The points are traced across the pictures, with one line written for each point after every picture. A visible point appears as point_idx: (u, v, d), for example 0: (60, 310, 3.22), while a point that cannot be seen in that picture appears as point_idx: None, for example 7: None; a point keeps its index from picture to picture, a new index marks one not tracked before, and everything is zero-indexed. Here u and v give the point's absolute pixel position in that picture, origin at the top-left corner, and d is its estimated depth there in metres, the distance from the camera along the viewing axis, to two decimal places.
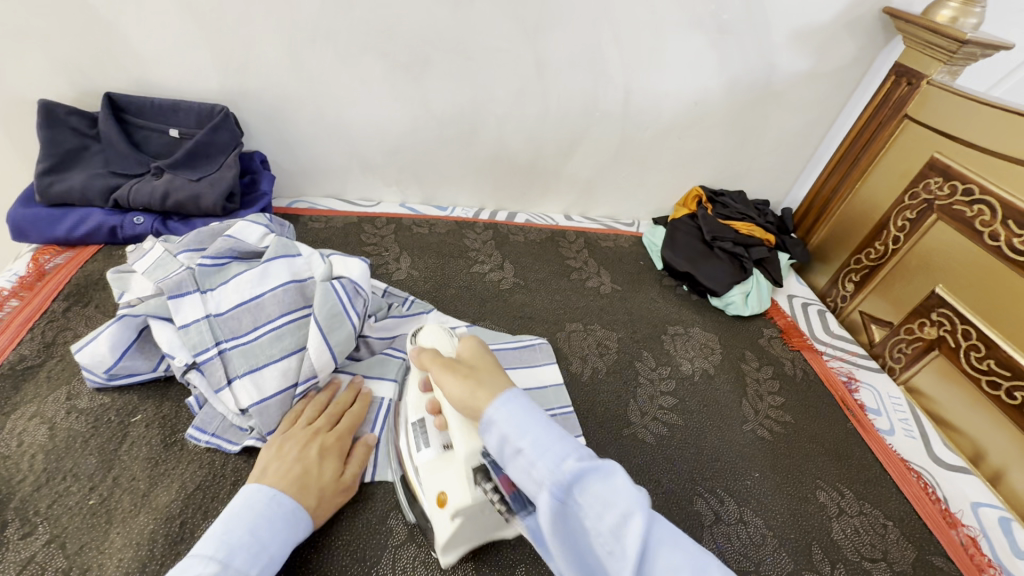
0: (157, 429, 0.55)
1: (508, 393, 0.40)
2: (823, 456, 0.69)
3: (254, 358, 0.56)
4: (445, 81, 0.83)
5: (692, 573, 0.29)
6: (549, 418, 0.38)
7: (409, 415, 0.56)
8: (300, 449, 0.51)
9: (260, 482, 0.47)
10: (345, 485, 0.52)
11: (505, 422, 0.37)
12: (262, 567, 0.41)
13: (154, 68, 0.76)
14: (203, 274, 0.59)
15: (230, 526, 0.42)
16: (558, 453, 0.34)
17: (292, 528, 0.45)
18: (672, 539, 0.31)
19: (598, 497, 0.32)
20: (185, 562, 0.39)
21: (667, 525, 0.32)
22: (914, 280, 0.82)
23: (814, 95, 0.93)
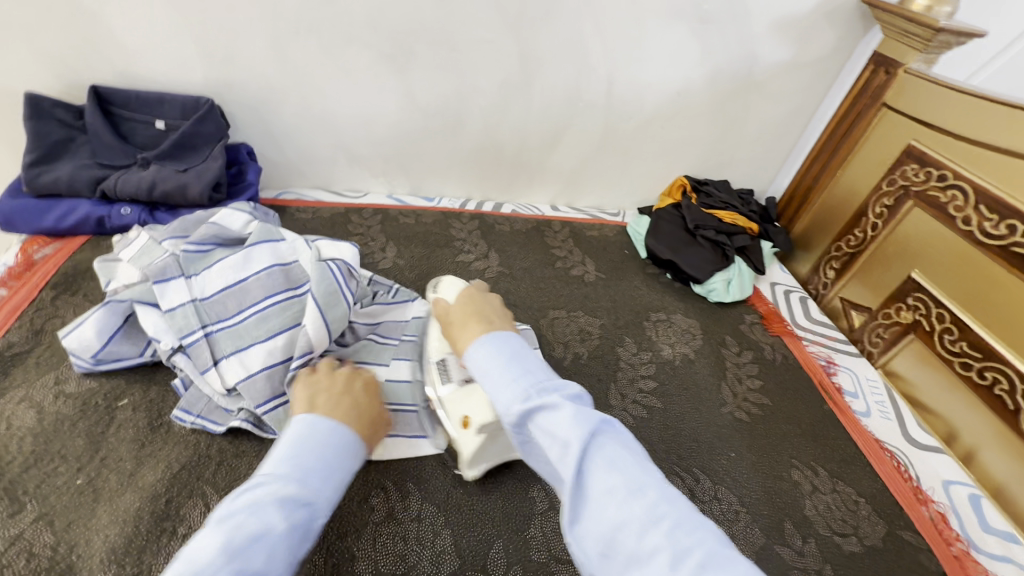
0: (144, 413, 0.56)
1: (487, 340, 0.48)
2: (799, 436, 0.70)
3: (239, 339, 0.58)
4: (429, 72, 0.84)
5: (618, 484, 0.36)
6: (519, 360, 0.45)
7: (431, 355, 0.63)
8: (342, 389, 0.52)
9: (318, 412, 0.47)
10: (382, 423, 0.54)
11: (481, 369, 0.46)
12: (334, 489, 0.42)
13: (139, 60, 0.76)
14: (187, 260, 0.61)
15: (297, 450, 0.42)
16: (518, 392, 0.42)
17: (355, 455, 0.46)
18: (608, 457, 0.38)
19: (547, 427, 0.40)
20: (261, 481, 0.39)
21: (610, 443, 0.39)
22: (892, 265, 0.84)
23: (795, 84, 0.94)
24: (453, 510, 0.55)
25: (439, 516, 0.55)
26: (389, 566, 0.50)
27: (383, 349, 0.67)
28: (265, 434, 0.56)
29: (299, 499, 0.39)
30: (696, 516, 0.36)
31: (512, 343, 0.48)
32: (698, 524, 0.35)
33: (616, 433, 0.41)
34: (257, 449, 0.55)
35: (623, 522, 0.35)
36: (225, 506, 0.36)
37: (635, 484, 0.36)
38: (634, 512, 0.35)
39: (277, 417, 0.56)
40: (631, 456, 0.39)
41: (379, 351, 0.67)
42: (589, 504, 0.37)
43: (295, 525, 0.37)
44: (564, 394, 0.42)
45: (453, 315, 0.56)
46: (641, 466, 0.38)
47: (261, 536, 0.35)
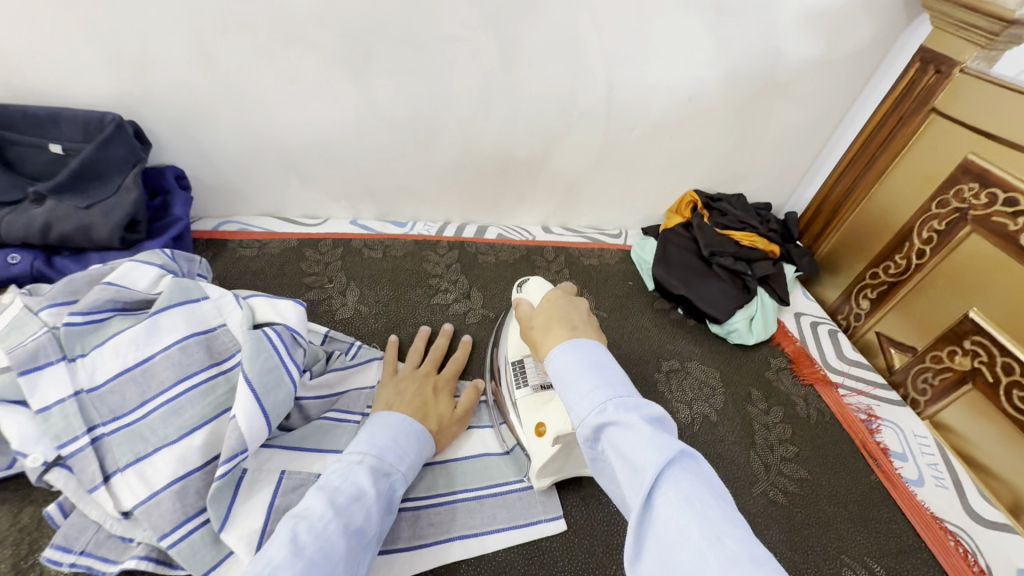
0: (8, 550, 0.42)
1: (571, 346, 0.43)
2: (846, 521, 0.59)
3: (140, 444, 0.44)
4: (394, 77, 0.69)
5: (690, 526, 0.30)
6: (601, 369, 0.41)
7: (509, 353, 0.60)
8: (419, 384, 0.58)
9: (392, 408, 0.52)
10: (458, 420, 0.58)
11: (560, 375, 0.42)
12: (407, 467, 0.48)
13: (26, 68, 0.61)
14: (71, 336, 0.47)
15: (373, 433, 0.48)
16: (592, 402, 0.38)
17: (424, 442, 0.51)
18: (683, 491, 0.32)
19: (619, 445, 0.35)
20: (346, 457, 0.46)
21: (690, 478, 0.33)
22: (943, 301, 0.71)
23: (823, 86, 0.81)
24: None
25: None
26: None
27: (341, 430, 0.55)
28: (172, 571, 0.43)
29: (381, 470, 0.45)
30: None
31: (597, 350, 0.43)
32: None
33: (699, 469, 0.34)
34: None
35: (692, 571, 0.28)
36: (326, 472, 0.44)
37: (713, 532, 0.29)
38: (706, 562, 0.28)
39: (187, 549, 0.42)
40: (715, 498, 0.32)
41: (335, 435, 0.55)
42: (654, 541, 0.31)
43: (381, 491, 0.44)
44: (644, 413, 0.37)
45: (537, 320, 0.49)
46: (727, 514, 0.31)
47: (356, 499, 0.42)
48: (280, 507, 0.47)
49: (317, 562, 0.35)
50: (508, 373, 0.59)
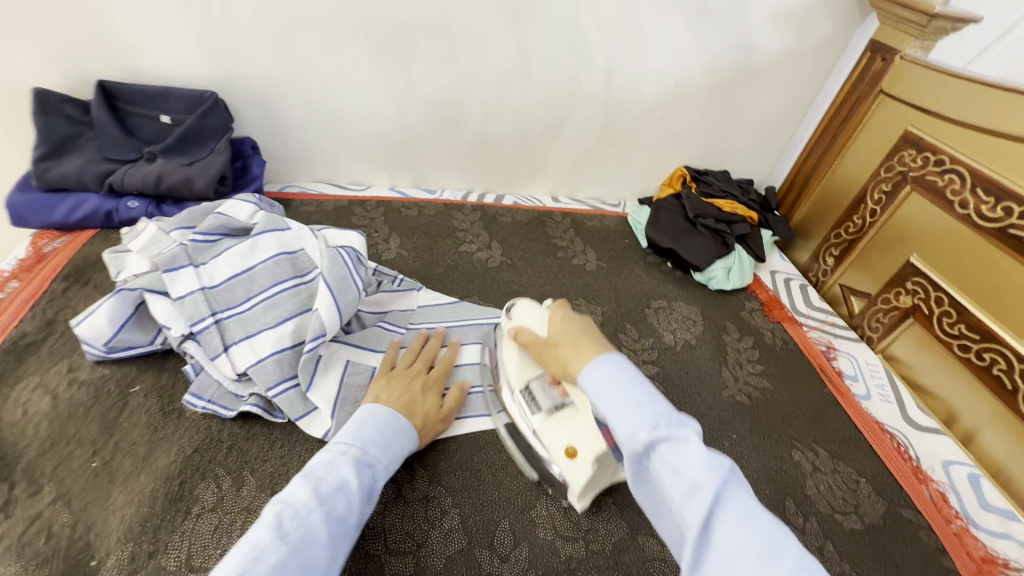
0: (155, 399, 0.57)
1: (604, 363, 0.47)
2: (800, 419, 0.71)
3: (248, 326, 0.59)
4: (430, 64, 0.84)
5: (752, 542, 0.33)
6: (642, 387, 0.43)
7: (512, 382, 0.60)
8: (407, 381, 0.59)
9: (378, 402, 0.53)
10: (443, 417, 0.59)
11: (600, 390, 0.45)
12: (391, 458, 0.49)
13: (144, 55, 0.77)
14: (195, 249, 0.62)
15: (360, 424, 0.50)
16: (640, 422, 0.40)
17: (408, 437, 0.52)
18: (738, 509, 0.35)
19: (672, 465, 0.38)
20: (331, 445, 0.47)
21: (743, 496, 0.36)
22: (891, 251, 0.84)
23: (792, 74, 0.95)
24: (459, 491, 0.56)
25: (446, 496, 0.55)
26: (398, 543, 0.51)
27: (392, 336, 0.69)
28: (274, 417, 0.57)
29: (366, 461, 0.47)
30: None
31: (631, 369, 0.46)
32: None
33: (745, 486, 0.38)
34: (267, 432, 0.57)
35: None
36: (311, 460, 0.46)
37: (772, 545, 0.33)
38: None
39: (286, 400, 0.57)
40: (767, 514, 0.35)
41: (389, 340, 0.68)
42: (714, 554, 0.34)
43: (364, 481, 0.45)
44: (694, 433, 0.39)
45: (561, 338, 0.53)
46: (778, 526, 0.35)
47: (339, 489, 0.43)
48: (349, 382, 0.61)
49: (299, 548, 0.38)
50: (516, 402, 0.59)
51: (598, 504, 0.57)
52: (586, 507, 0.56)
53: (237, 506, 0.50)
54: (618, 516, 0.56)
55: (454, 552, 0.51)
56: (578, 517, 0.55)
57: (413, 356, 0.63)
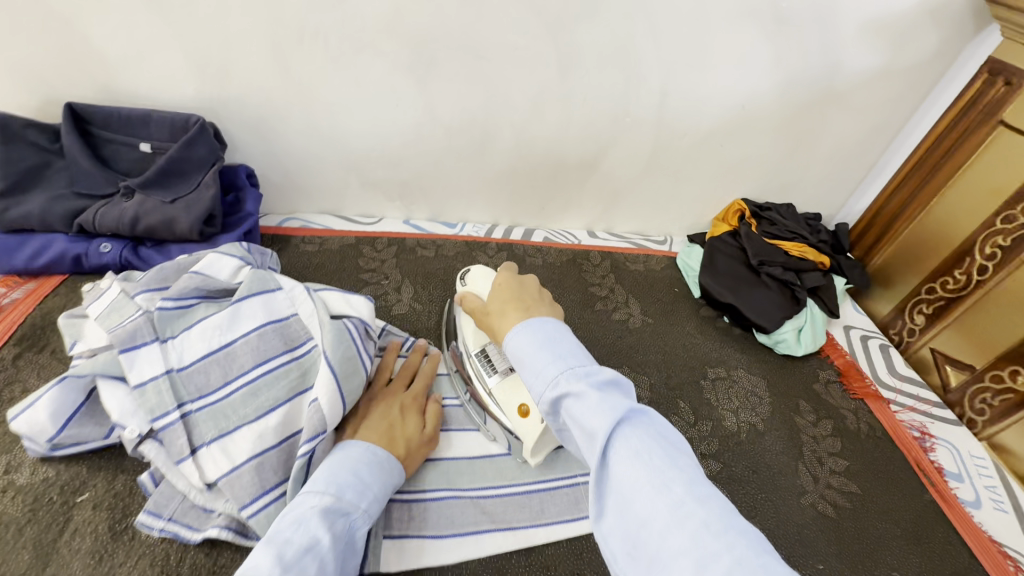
0: (106, 513, 0.46)
1: (526, 325, 0.44)
2: (899, 539, 0.57)
3: (223, 421, 0.48)
4: (454, 83, 0.72)
5: (642, 478, 0.32)
6: (553, 343, 0.41)
7: (469, 347, 0.59)
8: (385, 406, 0.55)
9: (356, 438, 0.49)
10: (428, 439, 0.55)
11: (518, 356, 0.43)
12: (370, 501, 0.44)
13: (123, 73, 0.66)
14: (163, 319, 0.51)
15: (332, 469, 0.45)
16: (545, 376, 0.40)
17: (388, 472, 0.48)
18: (633, 447, 0.34)
19: (575, 415, 0.37)
20: (301, 496, 0.42)
21: (641, 434, 0.34)
22: (1006, 320, 0.69)
23: (882, 96, 0.79)
24: None
25: None
26: None
27: None
28: (248, 539, 0.46)
29: (339, 509, 0.42)
30: (735, 519, 0.30)
31: (552, 326, 0.44)
32: (734, 528, 0.30)
33: (650, 421, 0.36)
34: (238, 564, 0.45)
35: (648, 520, 0.31)
36: (274, 522, 0.40)
37: (662, 480, 0.32)
38: (657, 510, 0.31)
39: (265, 521, 0.46)
40: (664, 447, 0.34)
41: None
42: (612, 495, 0.34)
43: (338, 533, 0.40)
44: (594, 379, 0.38)
45: (492, 306, 0.51)
46: (673, 457, 0.33)
47: (309, 549, 0.38)
48: None
49: None
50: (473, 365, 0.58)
51: None
52: None
53: None
54: None
55: None
56: None
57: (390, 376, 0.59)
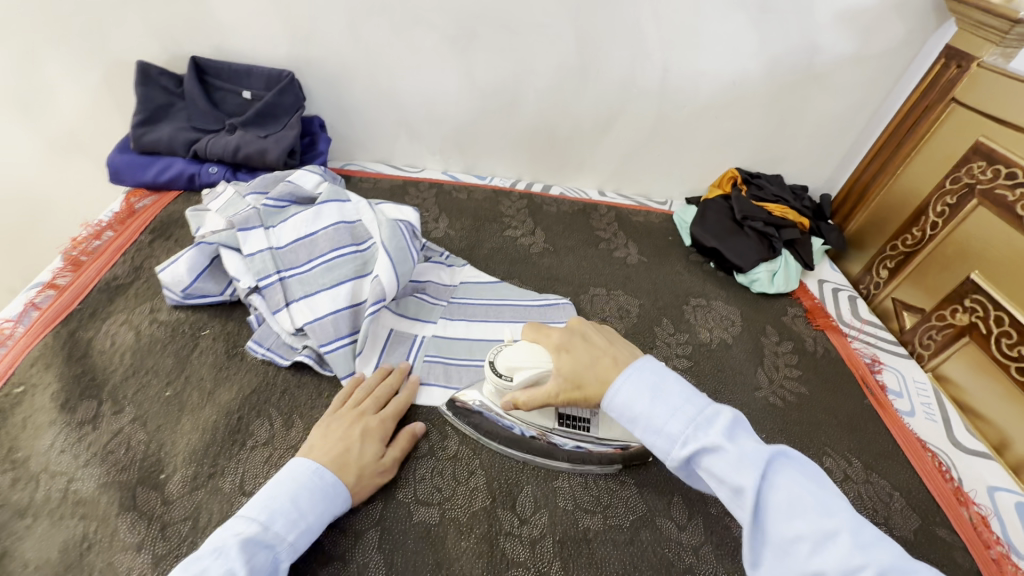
0: (222, 342, 0.63)
1: (627, 376, 0.48)
2: (836, 428, 0.70)
3: (309, 285, 0.64)
4: (490, 54, 0.88)
5: (804, 532, 0.38)
6: (665, 395, 0.46)
7: (547, 425, 0.58)
8: (347, 426, 0.53)
9: (307, 456, 0.49)
10: (385, 468, 0.53)
11: (628, 411, 0.47)
12: (299, 533, 0.45)
13: (233, 35, 0.84)
14: (267, 213, 0.68)
15: (274, 492, 0.46)
16: (672, 432, 0.45)
17: (333, 499, 0.48)
18: (786, 501, 0.39)
19: (714, 470, 0.42)
20: (231, 523, 0.43)
21: (785, 482, 0.40)
22: (951, 266, 0.81)
23: (859, 78, 0.92)
24: (487, 454, 0.59)
25: (473, 458, 0.58)
26: (426, 494, 0.54)
27: (434, 307, 0.72)
28: (323, 370, 0.62)
29: (263, 541, 0.43)
30: (893, 551, 0.36)
31: (651, 369, 0.49)
32: (905, 573, 0.35)
33: (792, 465, 0.42)
34: (316, 382, 0.62)
35: (820, 574, 0.36)
36: (198, 548, 0.41)
37: (825, 531, 0.37)
38: (828, 563, 0.36)
39: (338, 356, 0.61)
40: (815, 495, 0.39)
41: (429, 311, 0.72)
42: (772, 545, 0.39)
43: (256, 565, 0.41)
44: (724, 430, 0.43)
45: (582, 376, 0.51)
46: (826, 507, 0.38)
47: None
48: (390, 350, 0.66)
49: None
50: (565, 435, 0.58)
51: (619, 482, 0.58)
52: (606, 485, 0.57)
53: (285, 444, 0.55)
54: (638, 495, 0.57)
55: (479, 510, 0.53)
56: (598, 493, 0.57)
57: (363, 393, 0.58)
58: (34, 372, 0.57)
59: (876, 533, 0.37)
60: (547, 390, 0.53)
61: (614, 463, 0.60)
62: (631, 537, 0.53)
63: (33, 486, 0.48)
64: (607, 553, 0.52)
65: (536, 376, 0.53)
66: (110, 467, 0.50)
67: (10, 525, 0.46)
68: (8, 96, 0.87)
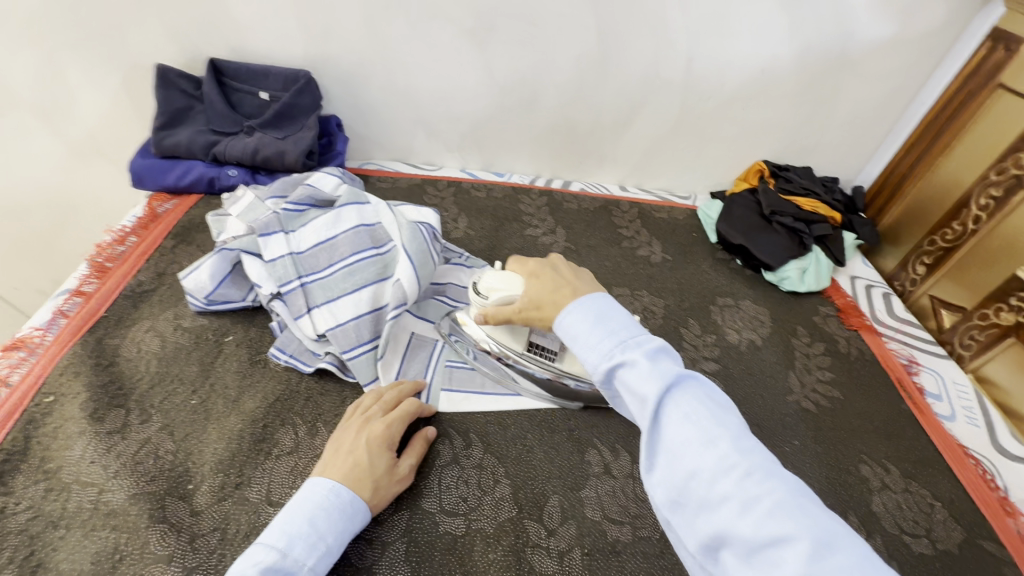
0: (245, 349, 0.63)
1: (577, 304, 0.46)
2: (870, 433, 0.67)
3: (330, 290, 0.63)
4: (508, 47, 0.85)
5: (691, 436, 0.36)
6: (607, 320, 0.44)
7: (514, 349, 0.61)
8: (354, 437, 0.52)
9: (321, 475, 0.48)
10: (401, 475, 0.52)
11: (573, 333, 0.45)
12: (318, 557, 0.44)
13: (249, 35, 0.84)
14: (286, 217, 0.67)
15: (290, 516, 0.45)
16: (601, 348, 0.42)
17: (352, 516, 0.47)
18: (683, 410, 0.37)
19: (629, 382, 0.40)
20: (251, 550, 0.42)
21: (689, 395, 0.38)
22: (994, 263, 0.77)
23: (897, 64, 0.87)
24: (512, 463, 0.58)
25: (499, 466, 0.57)
26: (452, 504, 0.53)
27: (454, 311, 0.71)
28: (346, 376, 0.62)
29: (284, 569, 0.41)
30: (772, 466, 0.34)
31: (603, 302, 0.46)
32: (772, 477, 0.34)
33: (702, 387, 0.39)
34: (339, 389, 0.61)
35: (696, 471, 0.35)
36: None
37: (709, 436, 0.35)
38: (704, 461, 0.34)
39: (360, 362, 0.61)
40: (712, 407, 0.37)
41: (450, 315, 0.71)
42: (663, 450, 0.37)
43: None
44: (647, 348, 0.41)
45: (541, 299, 0.51)
46: (720, 417, 0.36)
47: None
48: (412, 356, 0.65)
49: None
50: (529, 361, 0.61)
51: (648, 491, 0.56)
52: (634, 494, 0.56)
53: (311, 453, 0.54)
54: None
55: (506, 521, 0.53)
56: (627, 502, 0.55)
57: (374, 399, 0.56)
58: (64, 381, 0.57)
59: (761, 446, 0.36)
60: (512, 309, 0.54)
61: (643, 471, 0.58)
62: (662, 550, 0.52)
63: (65, 496, 0.49)
64: (637, 566, 0.51)
65: (506, 297, 0.56)
66: (138, 477, 0.50)
67: (43, 536, 0.46)
68: (32, 102, 0.88)
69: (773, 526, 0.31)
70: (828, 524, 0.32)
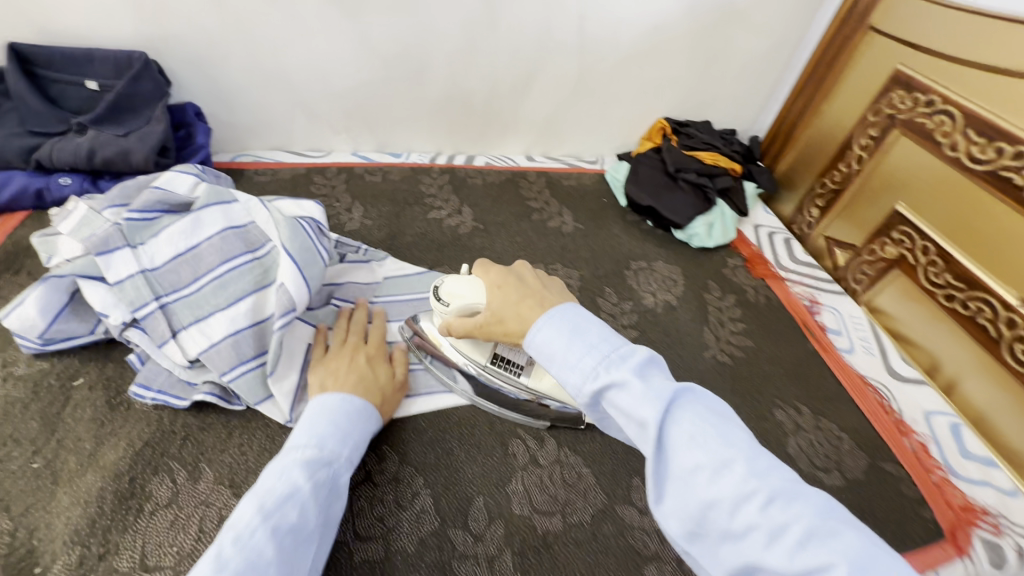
0: (101, 391, 0.54)
1: (548, 317, 0.42)
2: (782, 377, 0.70)
3: (198, 308, 0.54)
4: (384, 14, 0.77)
5: (702, 462, 0.31)
6: (584, 333, 0.39)
7: (477, 360, 0.57)
8: (348, 360, 0.55)
9: (328, 391, 0.50)
10: (399, 385, 0.57)
11: (546, 351, 0.40)
12: (351, 448, 0.46)
13: (60, 14, 0.69)
14: (131, 228, 0.55)
15: (313, 420, 0.46)
16: (584, 368, 0.37)
17: (367, 418, 0.50)
18: (690, 432, 0.33)
19: (619, 407, 0.35)
20: (285, 451, 0.43)
21: (690, 416, 0.33)
22: (877, 199, 0.81)
23: (778, 12, 0.88)
24: (432, 470, 0.53)
25: (416, 476, 0.53)
26: (366, 528, 0.48)
27: None
28: (231, 405, 0.54)
29: (321, 460, 0.43)
30: (799, 488, 0.30)
31: (573, 313, 0.42)
32: (795, 497, 0.29)
33: (697, 400, 0.35)
34: (223, 421, 0.54)
35: (714, 500, 0.30)
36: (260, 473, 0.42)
37: (722, 460, 0.31)
38: (722, 489, 0.30)
39: (244, 385, 0.53)
40: (717, 423, 0.33)
41: None
42: (673, 479, 0.33)
43: (321, 480, 0.41)
44: (634, 364, 0.36)
45: (505, 312, 0.46)
46: (727, 436, 0.32)
47: (290, 495, 0.39)
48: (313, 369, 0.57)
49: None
50: (492, 374, 0.57)
51: (576, 475, 0.54)
52: (563, 479, 0.54)
53: (193, 502, 0.47)
54: (597, 485, 0.54)
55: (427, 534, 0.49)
56: (555, 490, 0.53)
57: (345, 329, 0.59)
58: None
59: (776, 462, 0.32)
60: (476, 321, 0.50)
61: (569, 454, 0.56)
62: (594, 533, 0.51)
63: None
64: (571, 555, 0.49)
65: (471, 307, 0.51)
66: None
67: None
68: None
69: (808, 556, 0.27)
70: (864, 540, 0.28)
